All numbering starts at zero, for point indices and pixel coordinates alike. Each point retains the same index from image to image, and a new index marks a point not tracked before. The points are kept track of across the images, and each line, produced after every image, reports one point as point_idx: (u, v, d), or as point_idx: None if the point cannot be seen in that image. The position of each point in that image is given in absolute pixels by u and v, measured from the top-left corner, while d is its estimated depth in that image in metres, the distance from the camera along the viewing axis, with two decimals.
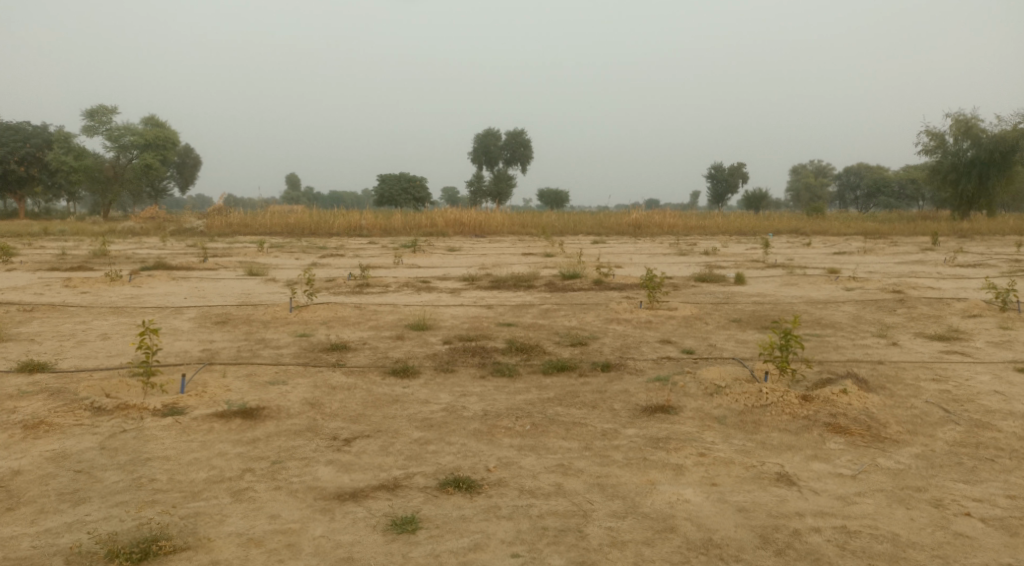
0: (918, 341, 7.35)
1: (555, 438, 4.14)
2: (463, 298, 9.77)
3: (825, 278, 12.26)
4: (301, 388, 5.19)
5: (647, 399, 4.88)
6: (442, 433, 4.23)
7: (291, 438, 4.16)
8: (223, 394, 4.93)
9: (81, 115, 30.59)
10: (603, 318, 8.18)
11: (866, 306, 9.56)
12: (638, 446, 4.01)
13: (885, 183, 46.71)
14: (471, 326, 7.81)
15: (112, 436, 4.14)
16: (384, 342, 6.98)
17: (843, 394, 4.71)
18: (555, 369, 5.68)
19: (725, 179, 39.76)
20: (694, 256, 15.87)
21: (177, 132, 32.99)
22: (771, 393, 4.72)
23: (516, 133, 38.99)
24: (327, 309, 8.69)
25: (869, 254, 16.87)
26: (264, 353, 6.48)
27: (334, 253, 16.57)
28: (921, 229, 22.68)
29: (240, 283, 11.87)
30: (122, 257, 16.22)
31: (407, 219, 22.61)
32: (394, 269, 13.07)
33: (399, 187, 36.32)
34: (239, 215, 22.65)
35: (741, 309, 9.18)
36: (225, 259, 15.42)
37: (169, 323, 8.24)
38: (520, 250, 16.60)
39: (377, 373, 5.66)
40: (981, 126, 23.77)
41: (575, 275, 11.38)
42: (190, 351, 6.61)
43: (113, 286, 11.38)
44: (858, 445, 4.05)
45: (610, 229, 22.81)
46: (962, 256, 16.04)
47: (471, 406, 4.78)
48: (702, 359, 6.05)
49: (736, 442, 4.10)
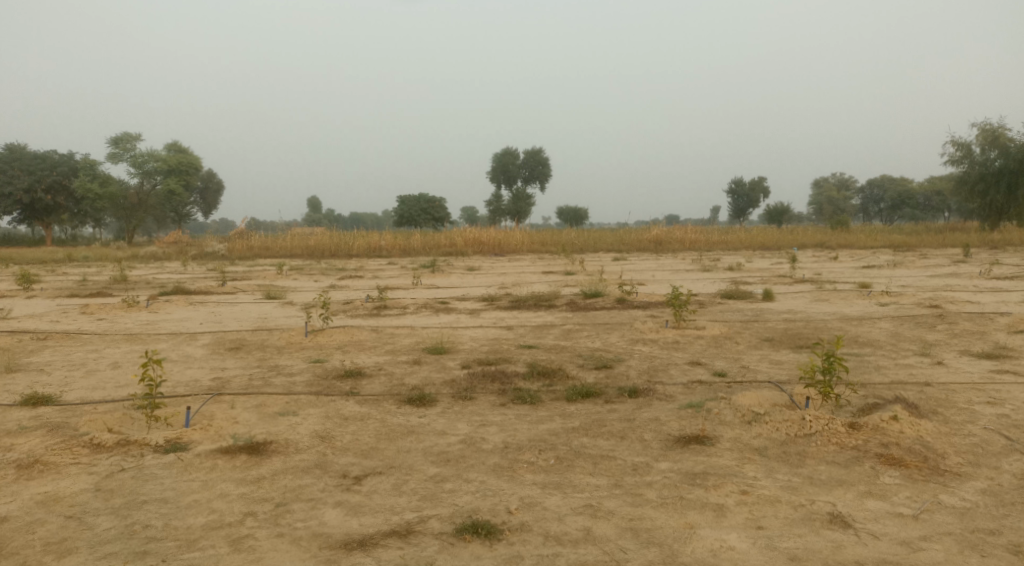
0: (964, 359, 6.95)
1: (583, 474, 3.82)
2: (483, 319, 9.49)
3: (857, 293, 11.81)
4: (311, 419, 4.91)
5: (680, 429, 4.55)
6: (459, 469, 3.92)
7: (298, 476, 3.88)
8: (229, 428, 4.66)
9: (106, 142, 30.93)
10: (628, 339, 7.85)
11: (903, 323, 9.13)
12: (673, 483, 3.68)
13: (910, 195, 45.94)
14: (491, 349, 7.51)
15: (108, 477, 3.88)
16: (400, 367, 6.69)
17: (894, 421, 4.35)
18: (579, 395, 5.36)
19: (746, 194, 39.28)
20: (718, 272, 15.48)
21: (199, 158, 33.32)
22: (816, 421, 4.37)
23: (534, 152, 38.91)
24: (344, 332, 8.44)
25: (899, 267, 16.38)
26: (275, 382, 6.22)
27: (352, 275, 16.39)
28: (950, 240, 22.13)
29: (257, 307, 11.68)
30: (141, 282, 16.14)
31: (426, 239, 22.43)
32: (412, 291, 12.82)
33: (419, 207, 36.29)
34: (260, 238, 22.61)
35: (772, 328, 8.79)
36: (244, 283, 15.29)
37: (181, 350, 8.03)
38: (540, 268, 16.33)
39: (392, 402, 5.37)
40: (1008, 135, 23.26)
41: (597, 294, 11.05)
42: (200, 380, 6.37)
43: (130, 312, 11.24)
44: (917, 479, 3.69)
45: (630, 245, 22.47)
46: (998, 268, 15.50)
47: (491, 438, 4.47)
48: (735, 382, 5.71)
49: (779, 476, 3.76)
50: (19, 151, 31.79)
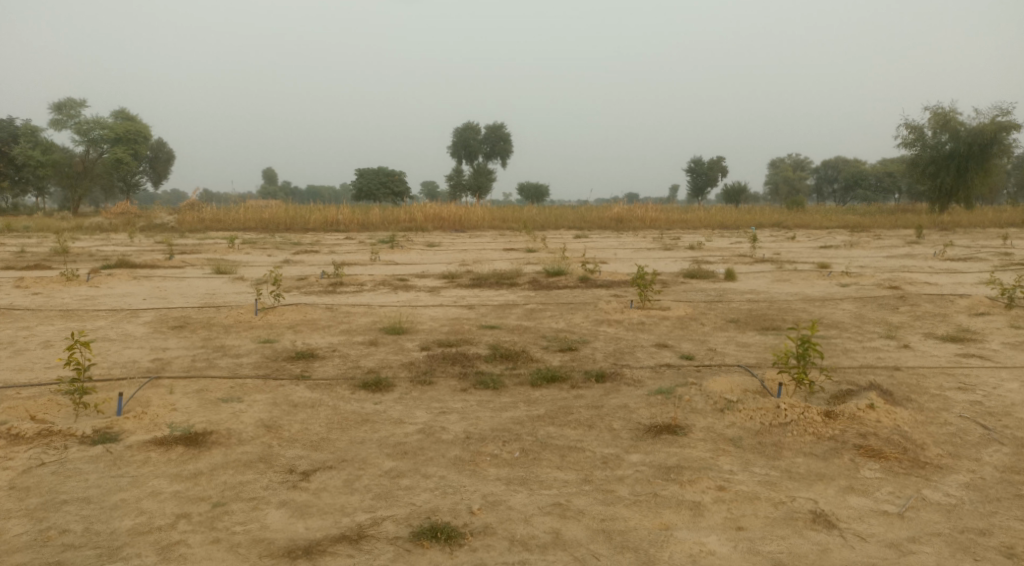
0: (930, 342, 6.88)
1: (549, 468, 3.57)
2: (442, 298, 9.17)
3: (817, 274, 11.77)
4: (257, 406, 4.56)
5: (650, 417, 4.32)
6: (417, 463, 3.63)
7: (240, 471, 3.55)
8: (166, 417, 4.29)
9: (49, 108, 29.53)
10: (593, 320, 7.61)
11: (865, 304, 9.06)
12: (646, 478, 3.45)
13: (862, 176, 46.65)
14: (451, 330, 7.21)
15: (24, 473, 3.50)
16: (355, 349, 6.34)
17: (870, 409, 4.20)
18: (544, 380, 5.10)
19: (705, 173, 39.36)
20: (679, 251, 15.36)
21: (148, 125, 32.16)
22: (791, 409, 4.19)
23: (495, 126, 38.36)
24: (296, 311, 8.04)
25: (856, 248, 16.48)
26: (220, 364, 5.83)
27: (307, 249, 15.88)
28: (902, 221, 22.40)
29: (205, 283, 11.16)
30: (83, 254, 15.37)
31: (384, 214, 21.88)
32: (370, 267, 12.41)
33: (378, 181, 35.60)
34: (212, 210, 21.83)
35: (737, 309, 8.65)
36: (193, 256, 14.67)
37: (121, 328, 7.55)
38: (501, 245, 16.03)
39: (345, 387, 5.04)
40: (959, 119, 23.53)
41: (559, 272, 10.80)
42: (138, 362, 5.94)
43: (68, 286, 10.63)
44: (898, 473, 3.53)
45: (591, 223, 22.27)
46: (951, 250, 15.67)
47: (451, 427, 4.19)
48: (704, 366, 5.52)
49: (757, 471, 3.55)
50: None
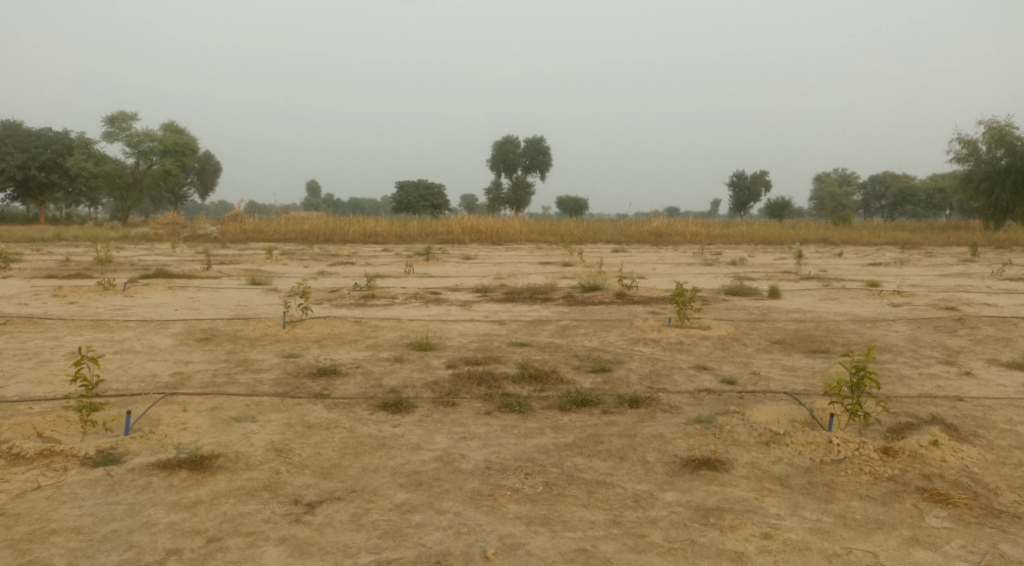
0: (994, 370, 6.38)
1: (575, 506, 3.26)
2: (474, 312, 8.91)
3: (867, 293, 11.23)
4: (269, 427, 4.33)
5: (688, 449, 3.97)
6: (432, 496, 3.35)
7: (243, 500, 3.31)
8: (173, 437, 4.08)
9: (101, 121, 30.18)
10: (628, 339, 7.26)
11: (920, 326, 8.54)
12: (682, 521, 3.13)
13: (911, 192, 45.34)
14: (480, 346, 6.93)
15: (17, 498, 3.30)
16: (379, 365, 6.09)
17: (934, 447, 3.81)
18: (574, 404, 4.78)
19: (747, 188, 38.61)
20: (721, 267, 14.89)
21: (196, 138, 32.71)
22: (844, 446, 3.83)
23: (535, 140, 38.21)
24: (324, 324, 7.85)
25: (907, 266, 15.81)
26: (240, 379, 5.62)
27: (344, 261, 15.81)
28: (955, 239, 21.52)
29: (239, 294, 11.08)
30: (125, 264, 15.50)
31: (422, 226, 21.79)
32: (404, 279, 12.23)
33: (418, 194, 35.66)
34: (253, 221, 21.97)
35: (782, 329, 8.21)
36: (230, 267, 14.68)
37: (147, 340, 7.43)
38: (537, 259, 15.76)
39: (364, 408, 4.78)
40: (1015, 133, 22.60)
41: (595, 287, 10.46)
42: (157, 375, 5.77)
43: (105, 296, 10.64)
44: (969, 523, 3.15)
45: (631, 237, 21.85)
46: (1009, 269, 14.92)
47: (471, 455, 3.90)
48: (747, 393, 5.13)
49: (806, 515, 3.20)
50: (12, 127, 30.97)
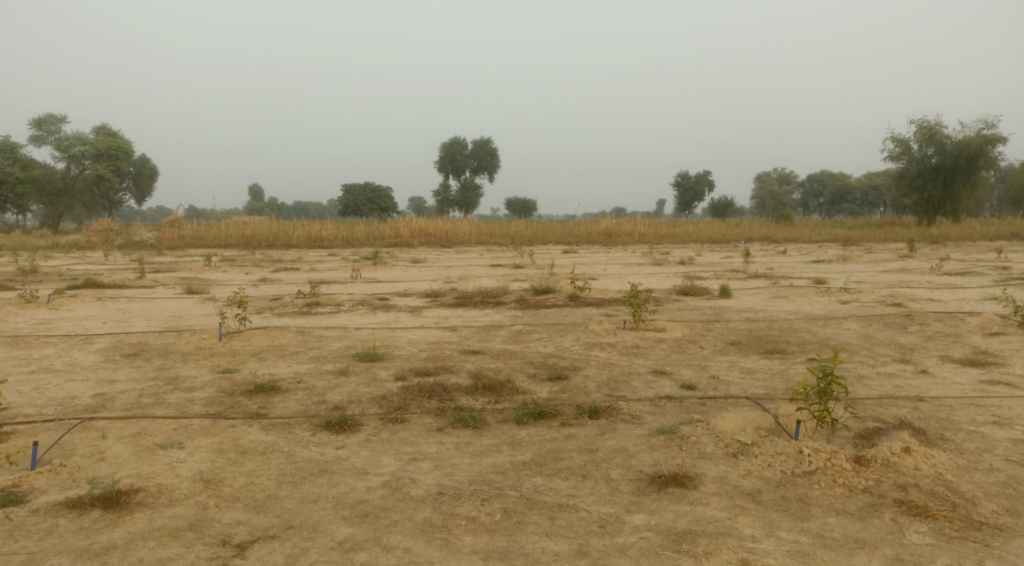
0: (949, 367, 6.33)
1: (536, 536, 2.99)
2: (424, 319, 8.57)
3: (815, 290, 11.25)
4: (197, 455, 3.94)
5: (653, 464, 3.73)
6: (378, 530, 3.05)
7: (165, 544, 2.95)
8: (88, 470, 3.66)
9: (27, 123, 28.76)
10: (583, 343, 7.03)
11: (870, 323, 8.52)
12: (653, 549, 2.90)
13: (848, 191, 46.60)
14: (430, 356, 6.59)
15: None
16: (323, 380, 5.71)
17: (906, 454, 3.64)
18: (531, 417, 4.50)
19: (692, 187, 39.05)
20: (671, 267, 14.82)
21: (131, 141, 31.24)
22: (815, 456, 3.64)
23: (482, 142, 37.91)
24: (264, 335, 7.42)
25: (849, 262, 16.03)
26: (169, 399, 5.18)
27: (287, 267, 15.27)
28: (892, 235, 22.01)
29: (173, 304, 10.48)
30: (52, 274, 14.64)
31: (370, 230, 21.29)
32: (350, 285, 11.79)
33: (364, 196, 35.01)
34: (192, 227, 21.13)
35: (736, 329, 8.09)
36: (166, 275, 13.98)
37: (69, 357, 6.87)
38: (488, 261, 15.49)
39: (305, 429, 4.42)
40: (945, 132, 23.14)
41: (547, 290, 10.21)
42: (77, 397, 5.29)
43: (26, 309, 9.93)
44: (951, 538, 2.98)
45: (580, 237, 21.73)
46: (948, 263, 15.25)
47: (422, 479, 3.58)
48: (710, 399, 4.93)
49: (783, 536, 3.00)
50: None
